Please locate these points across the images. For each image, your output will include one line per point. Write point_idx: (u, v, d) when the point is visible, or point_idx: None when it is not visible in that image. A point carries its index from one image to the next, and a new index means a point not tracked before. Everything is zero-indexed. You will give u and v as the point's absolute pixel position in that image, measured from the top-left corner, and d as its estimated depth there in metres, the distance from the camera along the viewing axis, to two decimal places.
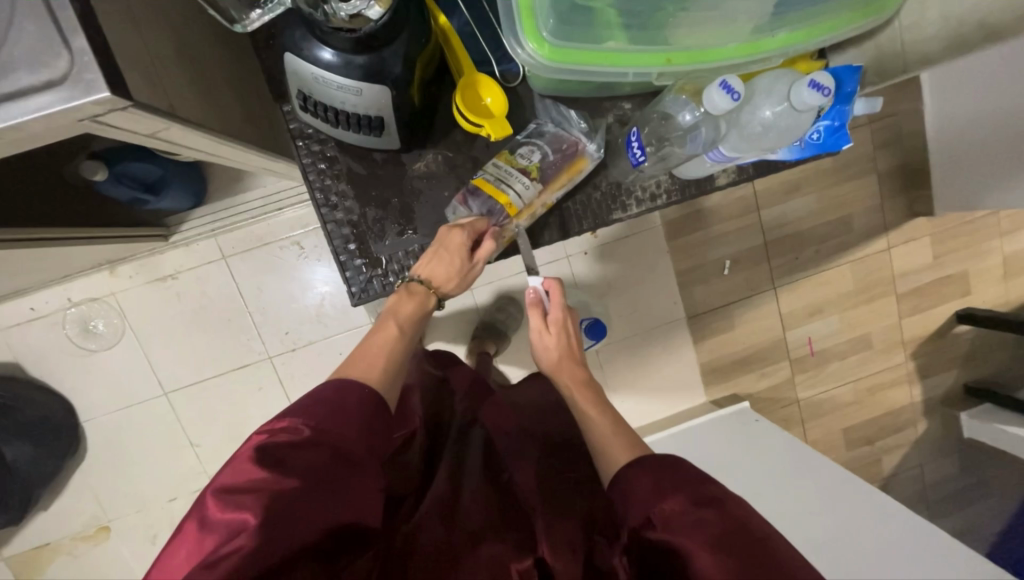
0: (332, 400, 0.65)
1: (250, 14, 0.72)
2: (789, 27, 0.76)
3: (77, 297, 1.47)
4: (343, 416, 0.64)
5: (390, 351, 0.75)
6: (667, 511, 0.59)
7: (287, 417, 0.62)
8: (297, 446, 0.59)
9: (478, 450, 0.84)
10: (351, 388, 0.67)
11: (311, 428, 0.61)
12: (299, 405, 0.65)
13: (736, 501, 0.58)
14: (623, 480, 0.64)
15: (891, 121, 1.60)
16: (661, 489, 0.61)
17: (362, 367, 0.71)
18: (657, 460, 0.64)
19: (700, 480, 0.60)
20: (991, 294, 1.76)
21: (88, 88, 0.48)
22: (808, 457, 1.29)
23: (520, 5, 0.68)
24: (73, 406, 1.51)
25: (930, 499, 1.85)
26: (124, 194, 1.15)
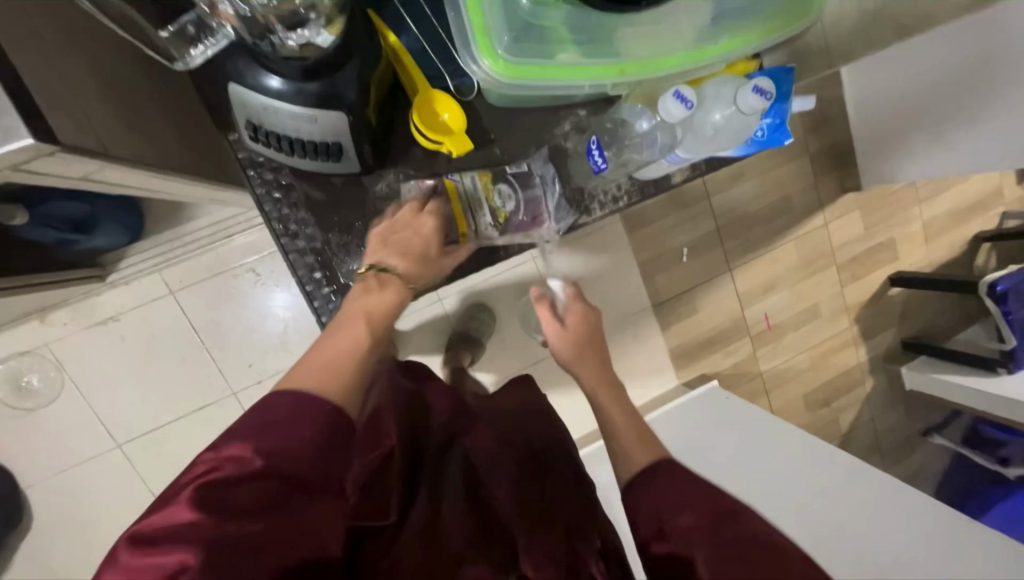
0: (282, 417, 0.54)
1: (189, 50, 0.69)
2: (729, 33, 0.78)
3: (4, 353, 1.33)
4: (297, 436, 0.53)
5: (342, 348, 0.64)
6: (682, 520, 0.62)
7: (233, 441, 0.52)
8: (242, 477, 0.50)
9: (458, 463, 0.78)
10: (307, 402, 0.56)
11: (259, 454, 0.52)
12: (248, 424, 0.54)
13: (747, 513, 0.61)
14: (642, 483, 0.68)
15: (819, 105, 1.72)
16: (678, 498, 0.64)
17: (316, 375, 0.60)
18: (674, 472, 0.67)
19: (716, 492, 0.63)
20: (917, 256, 1.94)
21: (6, 135, 0.43)
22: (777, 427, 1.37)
23: (473, 25, 0.70)
24: (10, 472, 1.37)
25: (883, 449, 2.02)
26: (50, 237, 1.05)
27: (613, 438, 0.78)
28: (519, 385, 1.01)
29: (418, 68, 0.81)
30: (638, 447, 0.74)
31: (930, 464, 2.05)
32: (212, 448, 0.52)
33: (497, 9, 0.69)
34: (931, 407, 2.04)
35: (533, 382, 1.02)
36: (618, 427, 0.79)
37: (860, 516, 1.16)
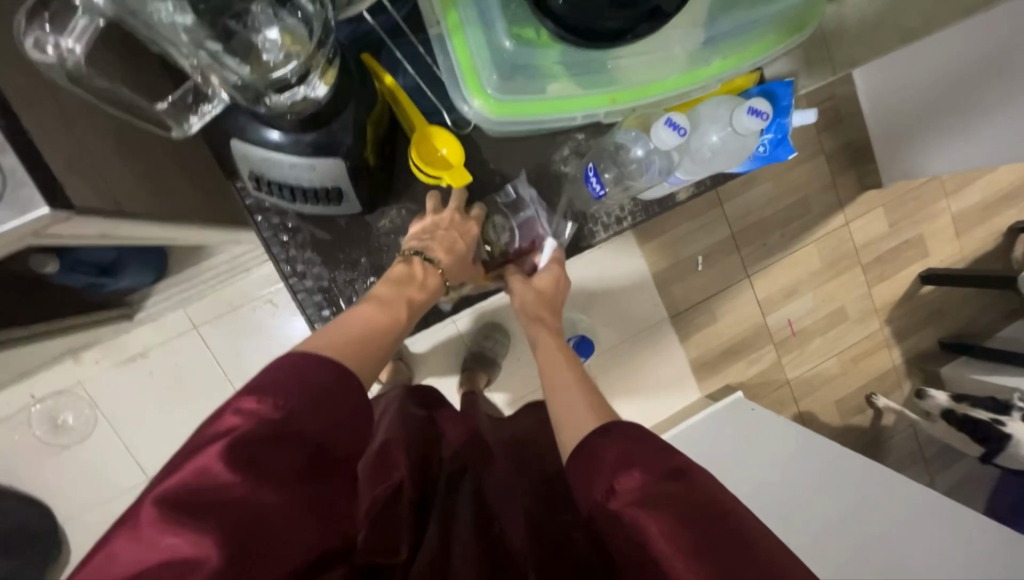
0: (311, 381, 0.56)
1: (188, 118, 0.66)
2: (723, 54, 0.75)
3: (42, 392, 1.39)
4: (331, 404, 0.56)
5: (364, 327, 0.67)
6: (629, 486, 0.56)
7: (261, 396, 0.54)
8: (270, 437, 0.52)
9: (470, 500, 0.78)
10: (338, 374, 0.58)
11: (288, 413, 0.54)
12: (272, 381, 0.56)
13: (700, 473, 0.56)
14: (587, 451, 0.61)
15: (831, 103, 1.67)
16: (625, 461, 0.57)
17: (348, 346, 0.63)
18: (622, 431, 0.60)
19: (667, 451, 0.57)
20: (948, 252, 1.85)
21: (24, 206, 0.46)
22: (809, 437, 1.31)
23: (462, 65, 0.71)
24: (51, 507, 1.42)
25: (926, 455, 1.91)
26: (80, 281, 1.10)
27: (558, 407, 0.71)
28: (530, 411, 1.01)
29: (415, 105, 0.83)
30: (583, 413, 0.68)
31: (980, 470, 1.93)
32: (235, 403, 0.53)
33: (484, 48, 0.70)
34: None
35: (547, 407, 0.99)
36: (563, 392, 0.72)
37: (905, 534, 1.10)
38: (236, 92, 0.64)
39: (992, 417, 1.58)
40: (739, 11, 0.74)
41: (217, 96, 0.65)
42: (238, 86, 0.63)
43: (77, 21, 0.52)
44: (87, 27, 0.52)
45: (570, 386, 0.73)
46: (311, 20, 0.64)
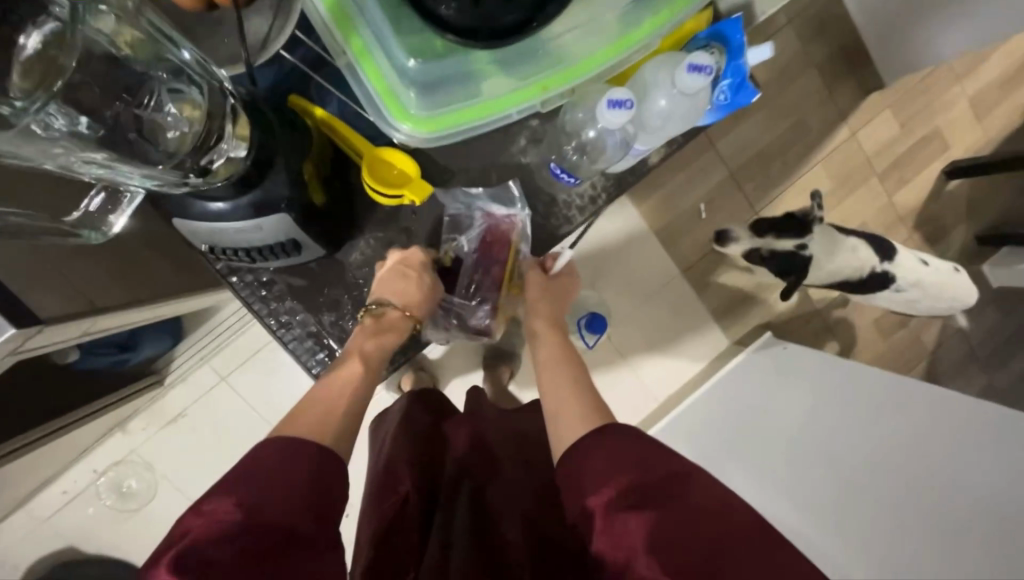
0: (270, 468, 0.60)
1: (109, 218, 0.68)
2: (652, 9, 0.68)
3: (101, 466, 1.48)
4: (279, 484, 0.59)
5: (335, 391, 0.73)
6: (621, 489, 0.61)
7: (216, 497, 0.57)
8: (229, 534, 0.54)
9: (466, 505, 0.77)
10: (298, 452, 0.62)
11: (238, 507, 0.56)
12: (233, 478, 0.59)
13: (697, 476, 0.61)
14: (581, 453, 0.66)
15: (812, 10, 1.54)
16: (619, 467, 0.62)
17: (304, 421, 0.68)
18: (617, 434, 0.66)
19: (666, 457, 0.62)
20: (971, 140, 1.71)
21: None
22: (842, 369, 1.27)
23: (381, 93, 0.68)
24: (136, 567, 1.53)
25: (980, 357, 1.83)
26: (103, 362, 1.17)
27: (555, 402, 0.76)
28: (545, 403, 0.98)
29: (356, 132, 0.81)
30: (576, 402, 0.74)
31: None
32: (197, 508, 0.56)
33: (394, 69, 0.66)
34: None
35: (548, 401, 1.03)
36: (555, 388, 0.77)
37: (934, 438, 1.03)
38: (150, 184, 0.64)
39: (791, 241, 1.37)
40: None
41: (132, 190, 0.68)
42: (143, 179, 0.64)
43: None
44: None
45: (564, 382, 0.78)
46: (203, 88, 0.66)
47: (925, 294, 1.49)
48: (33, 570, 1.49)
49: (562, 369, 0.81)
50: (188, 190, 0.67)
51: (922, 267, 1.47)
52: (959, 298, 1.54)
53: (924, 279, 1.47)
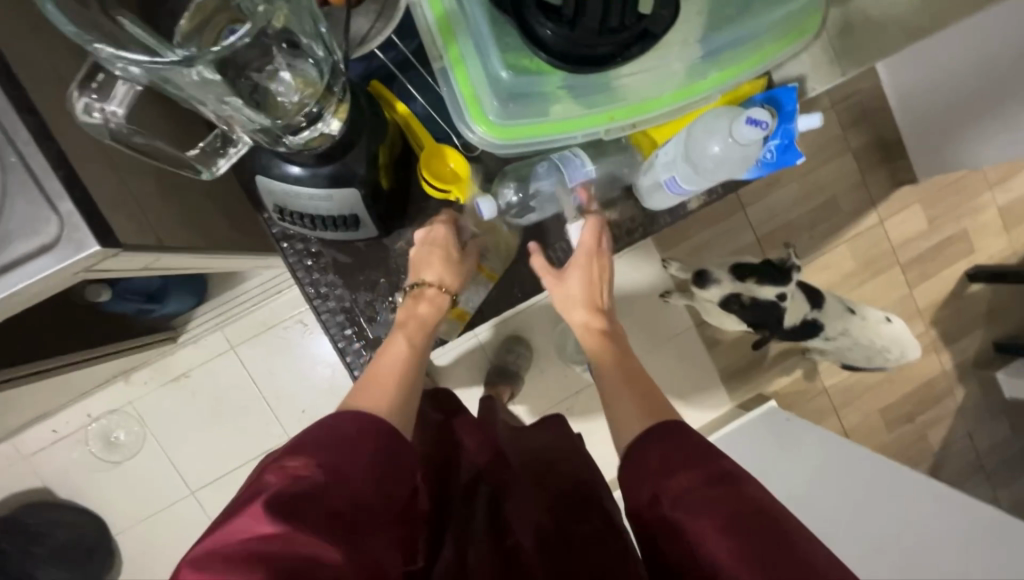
0: (343, 435, 0.61)
1: (216, 161, 0.69)
2: (720, 66, 0.75)
3: (96, 411, 1.49)
4: (349, 455, 0.60)
5: (399, 367, 0.74)
6: (676, 487, 0.59)
7: (294, 461, 0.57)
8: (297, 502, 0.54)
9: (484, 506, 0.77)
10: (372, 421, 0.64)
11: (313, 475, 0.57)
12: (308, 442, 0.60)
13: (748, 480, 0.59)
14: (636, 450, 0.65)
15: (856, 101, 1.62)
16: (669, 465, 0.61)
17: (377, 397, 0.68)
18: (667, 433, 0.64)
19: (713, 456, 0.61)
20: (997, 247, 1.74)
21: (78, 245, 0.54)
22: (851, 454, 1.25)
23: (465, 97, 0.74)
24: (104, 521, 1.52)
25: (986, 467, 1.78)
26: (128, 308, 1.17)
27: (604, 380, 0.77)
28: (547, 422, 0.93)
29: (428, 132, 0.86)
30: (628, 409, 0.71)
31: None
32: (262, 478, 0.56)
33: (483, 79, 0.72)
34: None
35: (567, 423, 0.92)
36: (607, 367, 0.78)
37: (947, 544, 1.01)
38: (258, 135, 0.68)
39: (771, 290, 1.24)
40: (739, 24, 0.72)
41: (240, 139, 0.69)
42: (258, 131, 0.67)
43: (118, 86, 0.58)
44: (126, 91, 0.58)
45: (623, 386, 0.74)
46: (325, 67, 0.68)
47: (860, 344, 1.37)
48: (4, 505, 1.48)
49: (621, 366, 0.78)
50: (281, 150, 0.73)
51: (853, 316, 1.36)
52: (897, 351, 1.42)
53: (854, 328, 1.36)
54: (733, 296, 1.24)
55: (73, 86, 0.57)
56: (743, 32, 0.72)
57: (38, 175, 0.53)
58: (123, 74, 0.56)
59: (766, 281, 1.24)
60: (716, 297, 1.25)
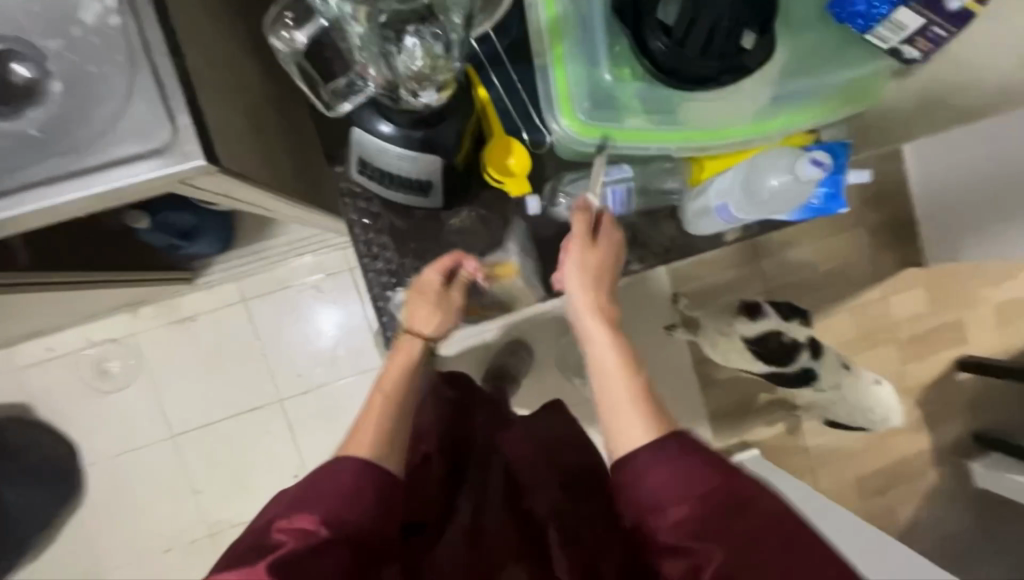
0: (340, 483, 0.63)
1: (341, 103, 0.68)
2: (788, 112, 0.80)
3: (96, 337, 1.49)
4: (356, 500, 0.62)
5: (388, 403, 0.71)
6: (683, 517, 0.59)
7: (302, 514, 0.60)
8: (317, 549, 0.59)
9: (500, 474, 0.80)
10: (363, 470, 0.64)
11: (324, 524, 0.60)
12: (308, 495, 0.62)
13: (754, 501, 0.59)
14: (637, 472, 0.62)
15: (880, 179, 1.70)
16: (676, 487, 0.60)
17: (372, 439, 0.67)
18: (678, 451, 0.62)
19: (721, 482, 0.60)
20: (988, 342, 1.81)
21: (186, 157, 0.52)
22: (832, 513, 1.30)
23: (559, 90, 0.78)
24: (78, 449, 1.50)
25: (947, 553, 1.82)
26: (160, 240, 1.19)
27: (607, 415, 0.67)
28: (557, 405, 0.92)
29: (501, 123, 0.83)
30: (635, 417, 0.65)
31: None
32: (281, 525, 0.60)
33: (583, 79, 0.78)
34: (1005, 513, 1.84)
35: (565, 407, 0.93)
36: (608, 376, 0.68)
37: None
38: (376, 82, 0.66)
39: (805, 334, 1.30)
40: (811, 76, 0.78)
41: (365, 86, 0.68)
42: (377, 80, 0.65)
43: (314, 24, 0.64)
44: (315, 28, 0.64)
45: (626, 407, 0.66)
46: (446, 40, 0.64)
47: (846, 400, 1.41)
48: None
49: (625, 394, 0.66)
50: (384, 101, 0.70)
51: (846, 372, 1.39)
52: (880, 414, 1.46)
53: (847, 384, 1.40)
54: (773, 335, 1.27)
55: (274, 16, 0.64)
56: (813, 86, 0.79)
57: (164, 82, 0.52)
58: (324, 6, 0.61)
59: (804, 323, 1.29)
60: (757, 332, 1.26)
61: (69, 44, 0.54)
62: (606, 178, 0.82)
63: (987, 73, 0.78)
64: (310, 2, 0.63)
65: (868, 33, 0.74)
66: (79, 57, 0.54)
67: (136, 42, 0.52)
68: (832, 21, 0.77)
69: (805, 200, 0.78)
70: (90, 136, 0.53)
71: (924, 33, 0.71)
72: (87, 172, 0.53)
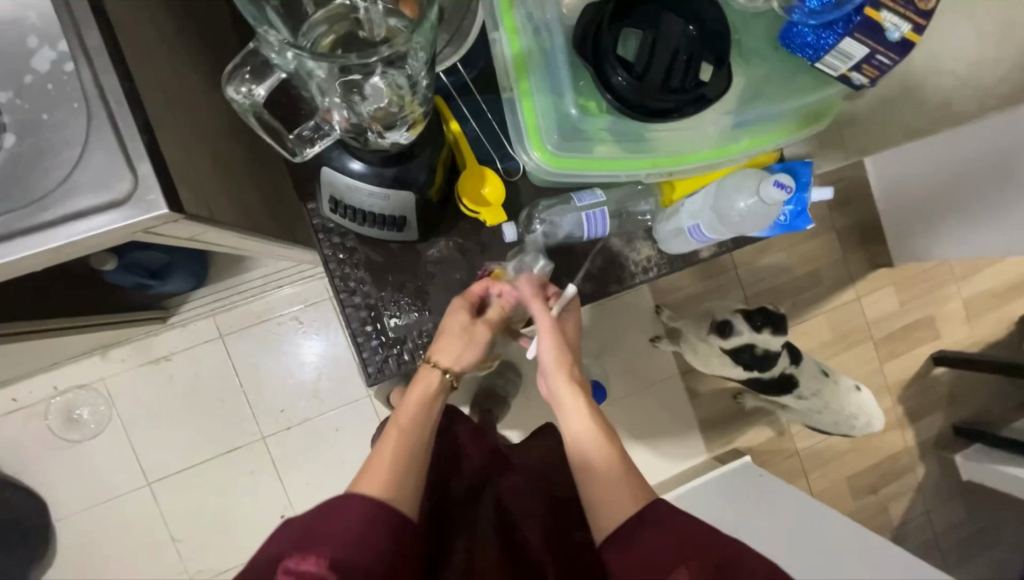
0: (353, 520, 0.59)
1: (307, 148, 0.68)
2: (751, 133, 0.83)
3: (64, 384, 1.42)
4: (369, 539, 0.59)
5: (402, 449, 0.68)
6: (674, 579, 0.57)
7: (310, 554, 0.55)
8: None
9: (490, 505, 0.77)
10: (376, 511, 0.61)
11: (333, 563, 0.55)
12: (315, 534, 0.57)
13: (743, 559, 0.58)
14: (628, 539, 0.62)
15: (844, 185, 1.76)
16: (672, 553, 0.59)
17: (390, 478, 0.64)
18: (670, 514, 0.62)
19: (713, 545, 0.59)
20: (960, 335, 1.87)
21: (148, 207, 0.51)
22: (829, 524, 1.30)
23: (526, 122, 0.78)
24: (46, 504, 1.42)
25: (941, 547, 1.84)
26: (129, 281, 1.15)
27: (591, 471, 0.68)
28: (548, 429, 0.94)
29: (473, 153, 0.84)
30: (620, 493, 0.66)
31: (997, 572, 1.86)
32: (286, 564, 0.54)
33: (552, 113, 0.78)
34: (990, 502, 1.88)
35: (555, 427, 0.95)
36: (584, 430, 0.70)
37: None
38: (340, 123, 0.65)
39: (779, 343, 1.30)
40: (769, 99, 0.81)
41: (331, 130, 0.67)
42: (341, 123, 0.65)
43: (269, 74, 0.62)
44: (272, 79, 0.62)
45: (618, 475, 0.67)
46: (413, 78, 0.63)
47: (829, 408, 1.44)
48: None
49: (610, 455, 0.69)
50: (352, 143, 0.70)
51: (825, 379, 1.42)
52: (864, 419, 1.48)
53: (828, 391, 1.42)
54: (748, 347, 1.28)
55: (231, 69, 0.62)
56: (774, 108, 0.81)
57: (123, 131, 0.51)
58: (280, 59, 0.59)
59: (779, 331, 1.28)
60: (733, 346, 1.28)
61: (21, 94, 0.52)
62: (578, 205, 0.83)
63: (934, 88, 0.83)
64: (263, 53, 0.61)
65: (817, 62, 0.76)
66: (33, 105, 0.52)
67: (93, 92, 0.51)
68: (784, 52, 0.80)
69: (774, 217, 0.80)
70: (45, 188, 0.52)
71: (870, 61, 0.73)
72: (44, 226, 0.51)
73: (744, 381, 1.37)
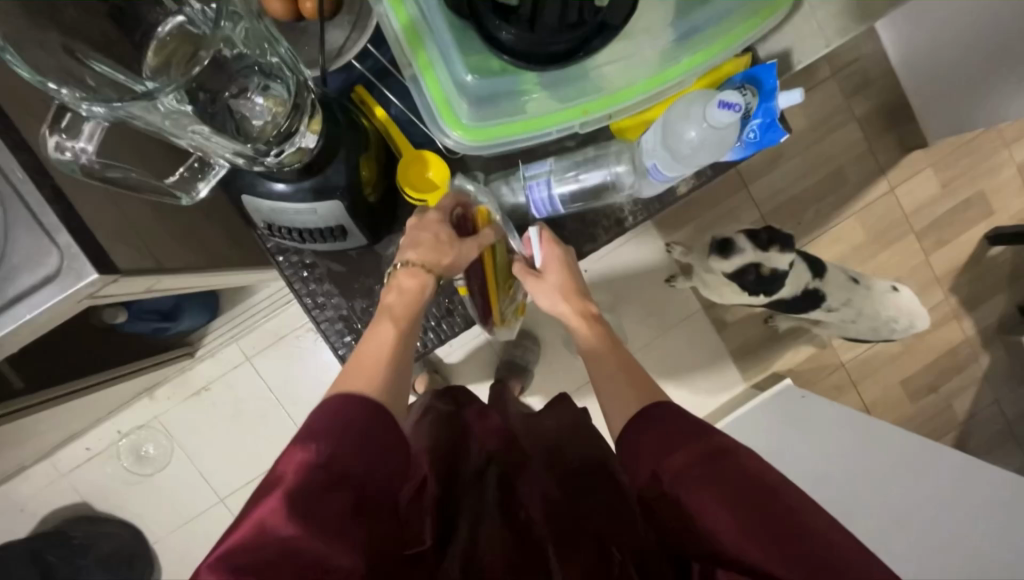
0: (348, 422, 0.57)
1: (196, 186, 0.70)
2: (693, 49, 0.73)
3: (125, 428, 1.55)
4: (364, 437, 0.57)
5: (396, 346, 0.68)
6: (679, 466, 0.57)
7: (306, 444, 0.55)
8: (318, 486, 0.53)
9: (495, 488, 0.72)
10: (369, 408, 0.59)
11: (327, 455, 0.55)
12: (309, 430, 0.57)
13: (746, 454, 0.56)
14: (636, 428, 0.62)
15: (857, 66, 1.56)
16: (673, 443, 0.58)
17: (381, 380, 0.63)
18: (672, 412, 0.61)
19: (708, 433, 0.58)
20: (1016, 207, 1.68)
21: (79, 274, 0.55)
22: (878, 434, 1.24)
23: (436, 101, 0.74)
24: (140, 531, 1.59)
25: (1016, 434, 1.74)
26: (145, 327, 1.21)
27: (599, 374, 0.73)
28: (561, 402, 0.91)
29: (406, 138, 0.84)
30: (629, 396, 0.68)
31: None
32: (285, 453, 0.55)
33: (455, 82, 0.72)
34: None
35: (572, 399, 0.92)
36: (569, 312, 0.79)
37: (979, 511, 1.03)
38: (229, 153, 0.66)
39: (787, 258, 1.21)
40: (710, 5, 0.72)
41: (217, 163, 0.69)
42: (234, 155, 0.67)
43: (87, 125, 0.58)
44: (96, 130, 0.58)
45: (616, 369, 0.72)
46: (291, 82, 0.68)
47: (865, 315, 1.33)
48: (50, 520, 1.57)
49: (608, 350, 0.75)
50: (260, 169, 0.72)
51: (856, 286, 1.32)
52: (905, 321, 1.37)
53: (860, 300, 1.32)
54: (753, 265, 1.20)
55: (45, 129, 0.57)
56: (712, 13, 0.72)
57: (36, 209, 0.54)
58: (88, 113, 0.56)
59: (785, 248, 1.21)
60: (736, 267, 1.20)
61: None
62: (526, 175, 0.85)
63: None
64: (70, 106, 0.57)
65: None
66: None
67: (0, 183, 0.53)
68: None
69: (740, 136, 0.77)
70: None
71: None
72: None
73: (765, 305, 1.30)
